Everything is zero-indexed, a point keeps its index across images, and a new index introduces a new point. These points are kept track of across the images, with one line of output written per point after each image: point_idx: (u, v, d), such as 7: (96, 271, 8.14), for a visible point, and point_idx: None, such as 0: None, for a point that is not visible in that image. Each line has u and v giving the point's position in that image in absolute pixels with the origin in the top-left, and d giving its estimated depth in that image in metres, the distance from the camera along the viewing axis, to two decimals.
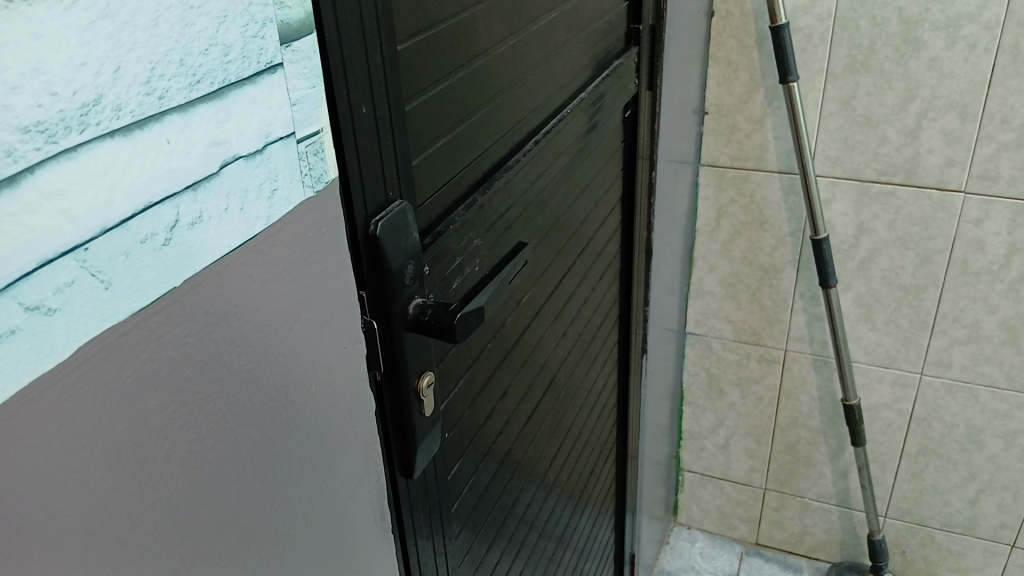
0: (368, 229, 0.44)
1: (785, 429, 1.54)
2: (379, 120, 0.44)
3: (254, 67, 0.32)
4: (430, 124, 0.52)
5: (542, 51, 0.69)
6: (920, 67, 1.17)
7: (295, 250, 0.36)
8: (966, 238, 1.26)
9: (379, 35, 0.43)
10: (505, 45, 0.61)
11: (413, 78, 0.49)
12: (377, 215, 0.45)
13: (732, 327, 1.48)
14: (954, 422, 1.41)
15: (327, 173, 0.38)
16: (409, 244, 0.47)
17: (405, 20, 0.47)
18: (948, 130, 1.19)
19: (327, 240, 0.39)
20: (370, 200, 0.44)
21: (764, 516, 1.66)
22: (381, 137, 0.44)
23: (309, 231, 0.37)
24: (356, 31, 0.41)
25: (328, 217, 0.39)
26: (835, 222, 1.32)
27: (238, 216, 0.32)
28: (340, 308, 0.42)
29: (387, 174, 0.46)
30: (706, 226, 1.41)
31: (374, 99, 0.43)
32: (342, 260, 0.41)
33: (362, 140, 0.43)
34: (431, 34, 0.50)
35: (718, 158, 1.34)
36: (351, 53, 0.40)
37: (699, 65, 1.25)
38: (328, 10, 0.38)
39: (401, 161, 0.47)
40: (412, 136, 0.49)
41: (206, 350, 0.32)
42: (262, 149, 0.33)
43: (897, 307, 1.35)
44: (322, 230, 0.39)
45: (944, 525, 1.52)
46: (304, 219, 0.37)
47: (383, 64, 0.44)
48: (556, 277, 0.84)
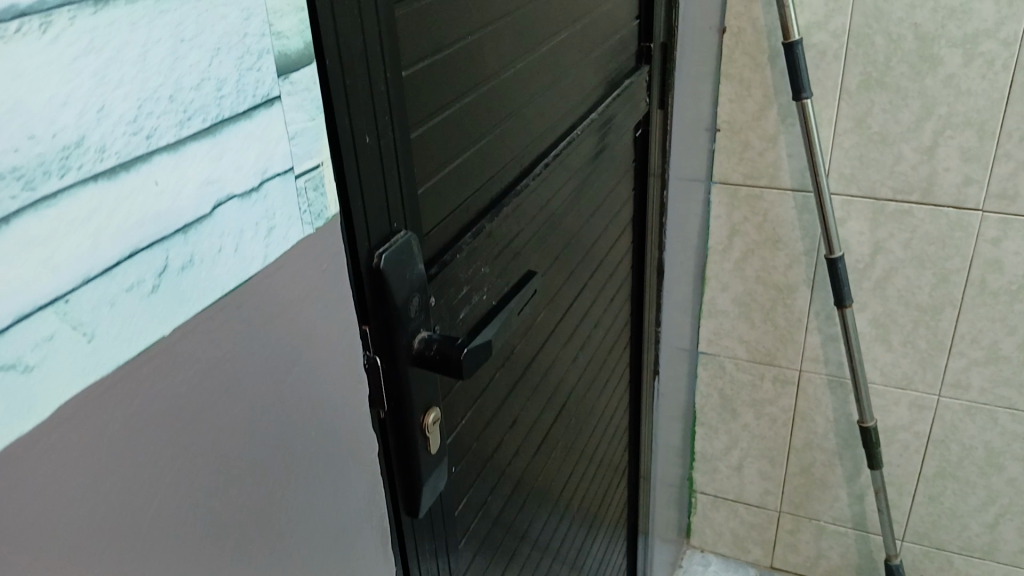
0: (372, 263, 0.43)
1: (801, 451, 1.52)
2: (382, 149, 0.43)
3: (250, 101, 0.30)
4: (438, 150, 0.50)
5: (552, 72, 0.67)
6: (937, 84, 1.15)
7: (292, 289, 0.35)
8: (985, 257, 1.23)
9: (383, 61, 0.41)
10: (515, 67, 0.60)
11: (421, 103, 0.47)
12: (381, 245, 0.43)
13: (746, 347, 1.46)
14: (973, 445, 1.39)
15: (328, 209, 0.36)
16: (413, 276, 0.46)
17: (412, 44, 0.46)
18: (966, 147, 1.17)
19: (327, 279, 0.37)
20: (373, 229, 0.43)
21: (779, 539, 1.64)
22: (385, 166, 0.43)
23: (309, 270, 0.36)
24: (359, 58, 0.39)
25: (329, 253, 0.37)
26: (851, 241, 1.30)
27: (233, 259, 0.30)
28: (340, 346, 0.40)
29: (389, 205, 0.44)
30: (718, 245, 1.39)
31: (378, 128, 0.42)
32: (344, 297, 0.39)
33: (365, 168, 0.41)
34: (438, 60, 0.49)
35: (730, 176, 1.32)
36: (355, 80, 0.39)
37: (711, 83, 1.23)
38: (328, 34, 0.36)
39: (404, 191, 0.45)
40: (418, 163, 0.48)
41: (202, 395, 0.30)
42: (258, 187, 0.31)
43: (914, 328, 1.33)
44: (324, 267, 0.37)
45: (962, 549, 1.50)
46: (306, 255, 0.35)
47: (387, 92, 0.42)
48: (568, 300, 0.82)
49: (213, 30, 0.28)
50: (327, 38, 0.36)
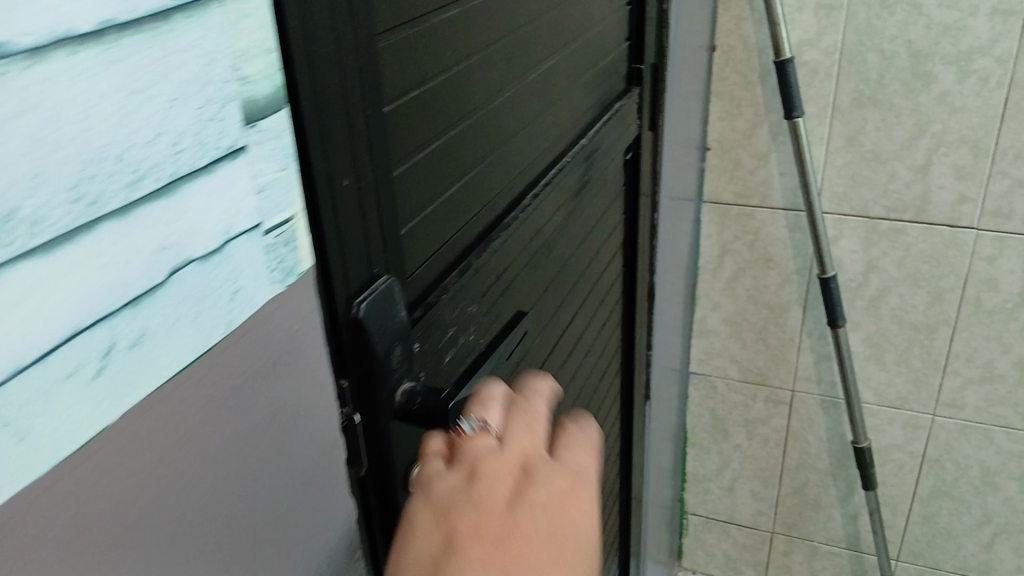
0: (352, 314, 0.40)
1: (794, 471, 1.50)
2: (362, 192, 0.40)
3: (210, 154, 0.27)
4: (422, 187, 0.47)
5: (542, 99, 0.64)
6: (930, 101, 1.13)
7: (260, 356, 0.32)
8: (980, 276, 1.22)
9: (363, 98, 0.38)
10: (504, 96, 0.57)
11: (403, 139, 0.44)
12: (360, 294, 0.40)
13: (738, 367, 1.44)
14: (968, 465, 1.37)
15: (302, 264, 0.33)
16: (396, 325, 0.43)
17: (394, 77, 0.43)
18: (960, 165, 1.15)
19: (299, 342, 0.34)
20: (353, 276, 0.40)
21: (772, 560, 1.61)
22: (365, 210, 0.40)
23: (279, 331, 0.33)
24: (337, 97, 0.36)
25: (302, 312, 0.34)
26: (843, 260, 1.28)
27: (192, 328, 0.27)
28: (315, 409, 0.37)
29: (370, 249, 0.41)
30: (709, 264, 1.37)
31: (357, 170, 0.39)
32: (317, 358, 0.36)
33: (343, 214, 0.38)
34: (422, 92, 0.46)
35: (721, 195, 1.30)
36: (333, 118, 0.36)
37: (701, 101, 1.21)
38: (302, 73, 0.33)
39: (386, 233, 0.42)
40: (401, 203, 0.45)
41: (191, 466, 0.29)
42: (220, 248, 0.28)
43: (908, 348, 1.31)
44: (294, 328, 0.34)
45: (958, 569, 1.48)
46: (275, 316, 0.32)
47: (367, 130, 0.39)
48: (560, 329, 0.79)
49: (168, 79, 0.25)
50: (302, 76, 0.33)
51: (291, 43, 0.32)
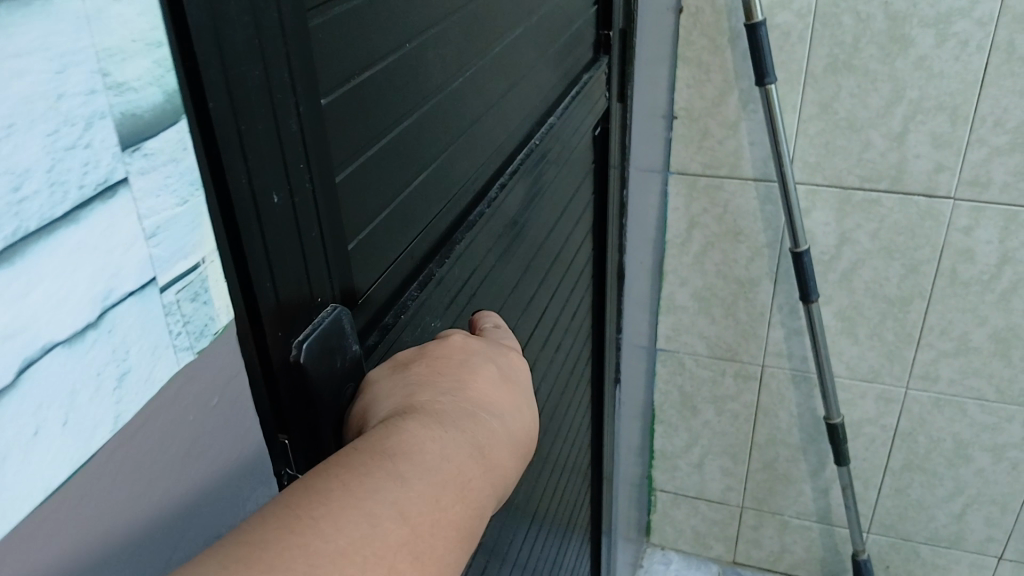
0: (288, 360, 0.33)
1: (764, 447, 1.46)
2: (298, 210, 0.32)
3: (74, 199, 0.22)
4: (371, 192, 0.40)
5: (506, 77, 0.58)
6: (908, 66, 1.07)
7: (169, 446, 0.27)
8: (956, 246, 1.18)
9: (293, 93, 0.31)
10: (463, 77, 0.50)
11: (347, 137, 0.37)
12: (302, 331, 0.34)
13: (707, 343, 1.39)
14: (941, 437, 1.35)
15: (215, 319, 0.28)
16: (346, 362, 0.36)
17: (331, 64, 0.35)
18: (937, 133, 1.10)
19: (217, 418, 0.29)
20: (289, 312, 0.33)
21: (742, 535, 1.58)
22: (302, 230, 0.33)
23: (189, 409, 0.28)
24: (259, 94, 0.29)
25: (219, 381, 0.29)
26: (816, 232, 1.23)
27: (61, 434, 0.22)
28: (244, 491, 0.32)
29: (310, 276, 0.34)
30: (677, 237, 1.31)
31: (291, 183, 0.32)
32: (242, 434, 0.31)
33: (274, 239, 0.31)
34: (367, 78, 0.38)
35: (689, 166, 1.24)
36: (256, 122, 0.29)
37: (667, 67, 1.14)
38: (209, 68, 0.26)
39: (330, 253, 0.35)
40: (346, 214, 0.38)
41: (141, 537, 0.26)
42: (99, 320, 0.23)
43: (882, 320, 1.27)
44: (208, 403, 0.29)
45: (929, 540, 1.47)
46: (180, 397, 0.27)
47: (302, 132, 0.32)
48: (536, 317, 0.73)
49: (5, 114, 0.19)
50: (209, 73, 0.26)
51: (189, 29, 0.25)
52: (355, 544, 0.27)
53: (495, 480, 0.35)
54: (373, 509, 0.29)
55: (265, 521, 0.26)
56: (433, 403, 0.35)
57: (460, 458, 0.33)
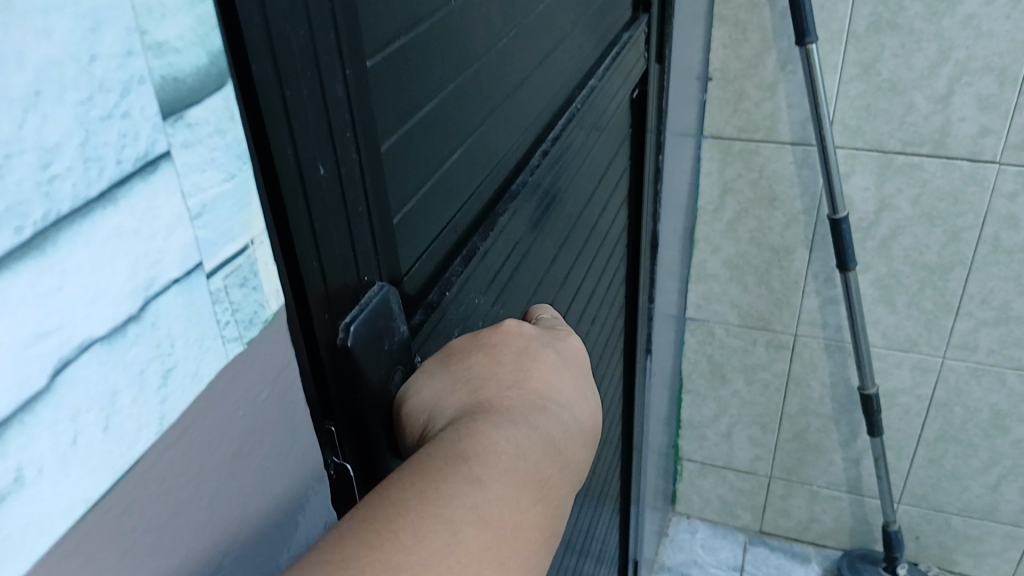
0: (337, 344, 0.31)
1: (794, 417, 1.44)
2: (345, 181, 0.30)
3: (111, 178, 0.19)
4: (416, 161, 0.38)
5: (548, 37, 0.55)
6: (955, 25, 1.03)
7: (216, 446, 0.25)
8: (999, 213, 1.14)
9: (341, 54, 0.29)
10: (507, 37, 0.47)
11: (392, 102, 0.35)
12: (349, 313, 0.31)
13: (738, 312, 1.36)
14: (977, 408, 1.32)
15: (264, 306, 0.26)
16: (394, 344, 0.34)
17: (378, 23, 0.33)
18: (984, 95, 1.06)
19: (267, 413, 0.27)
20: (336, 293, 0.30)
21: (770, 505, 1.57)
22: (349, 204, 0.30)
23: (238, 405, 0.26)
24: (306, 56, 0.26)
25: (268, 373, 0.27)
26: (854, 198, 1.19)
27: (100, 441, 0.20)
28: (298, 489, 0.30)
29: (358, 253, 0.32)
30: (709, 203, 1.27)
31: (338, 153, 0.29)
32: (293, 429, 0.29)
33: (321, 213, 0.29)
34: (412, 39, 0.36)
35: (723, 129, 1.20)
36: (304, 89, 0.27)
37: (704, 26, 1.10)
38: (253, 26, 0.24)
39: (377, 228, 0.33)
40: (392, 186, 0.35)
41: (189, 544, 0.24)
42: (140, 312, 0.21)
43: (920, 289, 1.24)
44: (258, 399, 0.27)
45: (962, 511, 1.45)
46: (229, 393, 0.25)
47: (348, 97, 0.30)
48: (574, 289, 0.71)
49: (31, 82, 0.17)
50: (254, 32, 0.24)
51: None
52: (436, 556, 0.27)
53: (566, 470, 0.35)
54: (452, 515, 0.28)
55: (351, 537, 0.26)
56: (501, 398, 0.35)
57: (533, 452, 0.33)
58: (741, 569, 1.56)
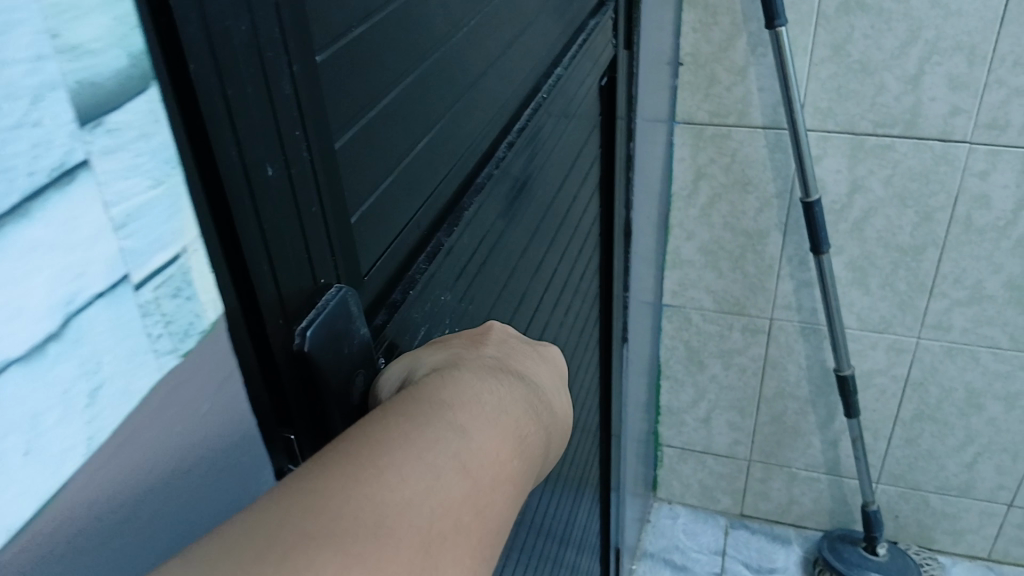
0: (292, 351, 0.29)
1: (772, 400, 1.44)
2: (296, 184, 0.29)
3: (23, 188, 0.18)
4: (375, 159, 0.36)
5: (511, 25, 0.54)
6: (924, 4, 1.02)
7: (154, 466, 0.23)
8: (971, 192, 1.14)
9: (287, 50, 0.27)
10: (468, 26, 0.46)
11: (347, 96, 0.33)
12: (305, 318, 0.30)
13: (714, 297, 1.36)
14: (952, 386, 1.33)
15: (201, 315, 0.25)
16: (355, 347, 0.32)
17: (327, 15, 0.31)
18: (954, 74, 1.06)
19: (211, 425, 0.26)
20: (290, 299, 0.29)
21: (749, 488, 1.57)
22: (302, 207, 0.29)
23: (178, 419, 0.24)
24: (249, 53, 0.25)
25: (211, 385, 0.26)
26: (826, 181, 1.19)
27: (23, 466, 0.19)
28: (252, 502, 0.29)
29: (313, 257, 0.30)
30: (683, 189, 1.27)
31: (288, 153, 0.28)
32: (241, 441, 0.28)
33: (271, 217, 0.27)
34: (366, 30, 0.34)
35: (695, 114, 1.19)
36: (248, 86, 0.25)
37: (673, 10, 1.08)
38: (190, 24, 0.22)
39: (333, 229, 0.32)
40: (348, 185, 0.34)
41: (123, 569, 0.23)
42: (61, 329, 0.19)
43: (894, 270, 1.24)
44: (200, 411, 0.25)
45: (939, 489, 1.46)
46: (168, 407, 0.24)
47: (297, 96, 0.28)
48: (546, 279, 0.70)
49: None
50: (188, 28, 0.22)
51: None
52: (419, 495, 0.26)
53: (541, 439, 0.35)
54: (433, 459, 0.28)
55: (331, 471, 0.25)
56: (475, 362, 0.35)
57: (509, 413, 0.33)
58: (722, 553, 1.56)
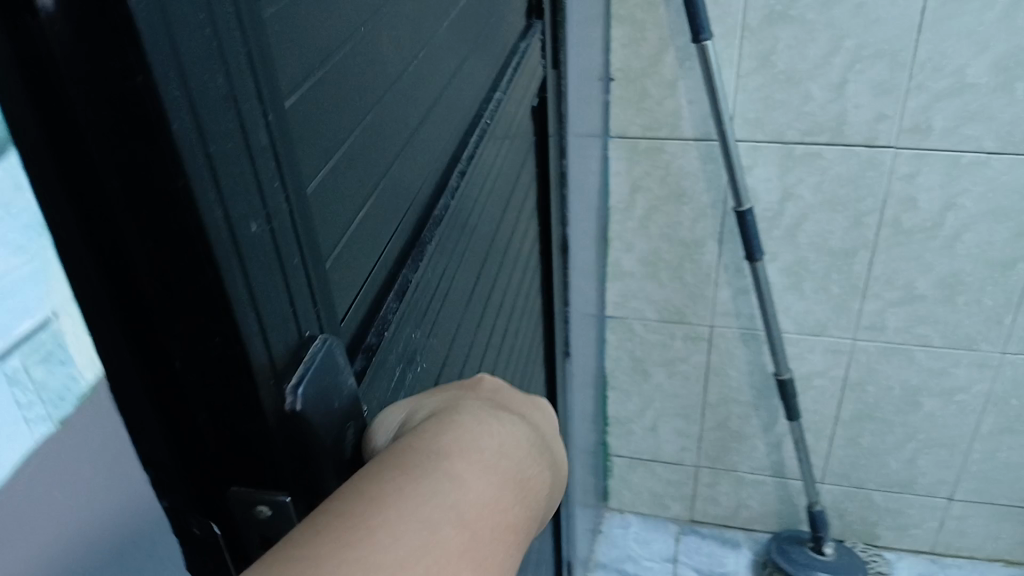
0: (282, 414, 0.30)
1: (716, 406, 1.45)
2: (276, 232, 0.29)
3: None
4: (346, 198, 0.36)
5: (456, 53, 0.54)
6: (845, 14, 1.04)
7: (37, 545, 0.22)
8: (898, 195, 1.16)
9: (258, 99, 0.28)
10: (420, 56, 0.46)
11: (318, 139, 0.33)
12: (292, 376, 0.30)
13: (655, 307, 1.36)
14: (890, 385, 1.35)
15: (72, 378, 0.23)
16: (344, 401, 0.33)
17: (295, 58, 0.31)
18: (877, 81, 1.08)
19: (93, 493, 0.24)
20: (279, 359, 0.30)
21: (698, 494, 1.58)
22: (282, 253, 0.29)
23: (59, 491, 0.23)
24: (222, 103, 0.25)
25: (90, 451, 0.24)
26: (758, 189, 1.20)
27: None
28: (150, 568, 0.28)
29: (296, 302, 0.31)
30: (620, 202, 1.27)
31: (267, 202, 0.28)
32: (131, 504, 0.26)
33: (254, 266, 0.28)
34: (331, 69, 0.34)
35: (628, 128, 1.19)
36: (219, 146, 0.25)
37: (602, 26, 1.09)
38: (167, 82, 0.23)
39: (312, 275, 0.32)
40: (324, 227, 0.34)
41: None
42: None
43: (827, 274, 1.26)
44: (80, 481, 0.23)
45: (882, 485, 1.49)
46: (45, 479, 0.22)
47: (271, 143, 0.28)
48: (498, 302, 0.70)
49: None
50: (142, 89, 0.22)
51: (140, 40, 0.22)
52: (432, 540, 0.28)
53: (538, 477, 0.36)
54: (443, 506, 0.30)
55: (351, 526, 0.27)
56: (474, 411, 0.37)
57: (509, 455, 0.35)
58: (674, 560, 1.57)
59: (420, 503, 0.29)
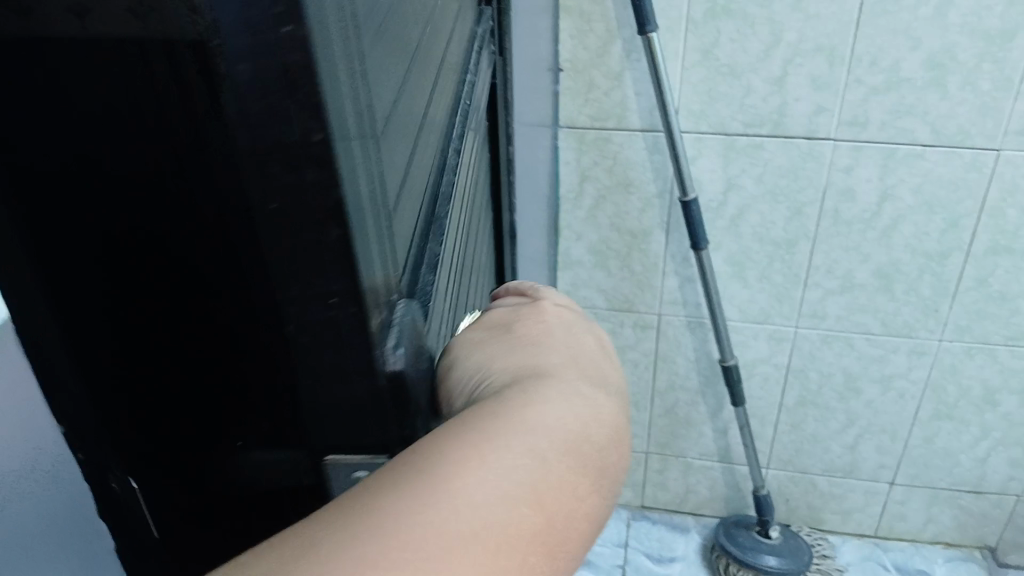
0: (386, 378, 0.30)
1: (664, 393, 1.48)
2: (377, 196, 0.29)
3: None
4: (401, 170, 0.37)
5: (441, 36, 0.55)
6: (785, 9, 1.07)
7: None
8: (837, 186, 1.19)
9: (361, 65, 0.28)
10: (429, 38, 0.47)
11: (384, 109, 0.34)
12: (389, 340, 0.31)
13: (605, 296, 1.39)
14: (831, 372, 1.39)
15: None
16: (422, 366, 0.34)
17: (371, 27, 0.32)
18: (816, 75, 1.11)
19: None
20: (379, 327, 0.30)
21: (648, 480, 1.61)
22: (380, 217, 0.30)
23: None
24: (347, 67, 0.26)
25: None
26: (703, 179, 1.23)
27: None
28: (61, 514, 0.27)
29: (388, 267, 0.31)
30: (569, 191, 1.29)
31: (370, 170, 0.29)
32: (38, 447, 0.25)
33: (367, 228, 0.28)
34: (387, 46, 0.35)
35: (577, 118, 1.21)
36: (345, 108, 0.25)
37: (549, 17, 1.10)
38: (316, 34, 0.23)
39: (394, 242, 0.33)
40: (392, 197, 0.35)
41: None
42: None
43: (770, 263, 1.29)
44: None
45: (825, 470, 1.53)
46: None
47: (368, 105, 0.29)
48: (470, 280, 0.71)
49: None
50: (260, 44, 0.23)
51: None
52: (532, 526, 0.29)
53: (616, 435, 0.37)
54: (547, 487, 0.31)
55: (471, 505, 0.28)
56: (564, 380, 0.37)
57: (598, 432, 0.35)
58: (625, 544, 1.60)
59: (540, 434, 0.32)
